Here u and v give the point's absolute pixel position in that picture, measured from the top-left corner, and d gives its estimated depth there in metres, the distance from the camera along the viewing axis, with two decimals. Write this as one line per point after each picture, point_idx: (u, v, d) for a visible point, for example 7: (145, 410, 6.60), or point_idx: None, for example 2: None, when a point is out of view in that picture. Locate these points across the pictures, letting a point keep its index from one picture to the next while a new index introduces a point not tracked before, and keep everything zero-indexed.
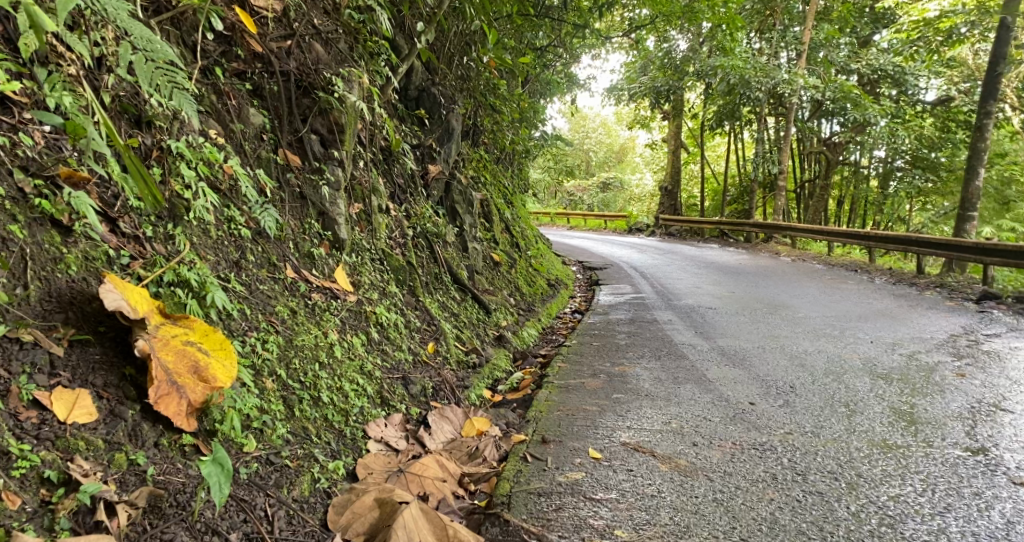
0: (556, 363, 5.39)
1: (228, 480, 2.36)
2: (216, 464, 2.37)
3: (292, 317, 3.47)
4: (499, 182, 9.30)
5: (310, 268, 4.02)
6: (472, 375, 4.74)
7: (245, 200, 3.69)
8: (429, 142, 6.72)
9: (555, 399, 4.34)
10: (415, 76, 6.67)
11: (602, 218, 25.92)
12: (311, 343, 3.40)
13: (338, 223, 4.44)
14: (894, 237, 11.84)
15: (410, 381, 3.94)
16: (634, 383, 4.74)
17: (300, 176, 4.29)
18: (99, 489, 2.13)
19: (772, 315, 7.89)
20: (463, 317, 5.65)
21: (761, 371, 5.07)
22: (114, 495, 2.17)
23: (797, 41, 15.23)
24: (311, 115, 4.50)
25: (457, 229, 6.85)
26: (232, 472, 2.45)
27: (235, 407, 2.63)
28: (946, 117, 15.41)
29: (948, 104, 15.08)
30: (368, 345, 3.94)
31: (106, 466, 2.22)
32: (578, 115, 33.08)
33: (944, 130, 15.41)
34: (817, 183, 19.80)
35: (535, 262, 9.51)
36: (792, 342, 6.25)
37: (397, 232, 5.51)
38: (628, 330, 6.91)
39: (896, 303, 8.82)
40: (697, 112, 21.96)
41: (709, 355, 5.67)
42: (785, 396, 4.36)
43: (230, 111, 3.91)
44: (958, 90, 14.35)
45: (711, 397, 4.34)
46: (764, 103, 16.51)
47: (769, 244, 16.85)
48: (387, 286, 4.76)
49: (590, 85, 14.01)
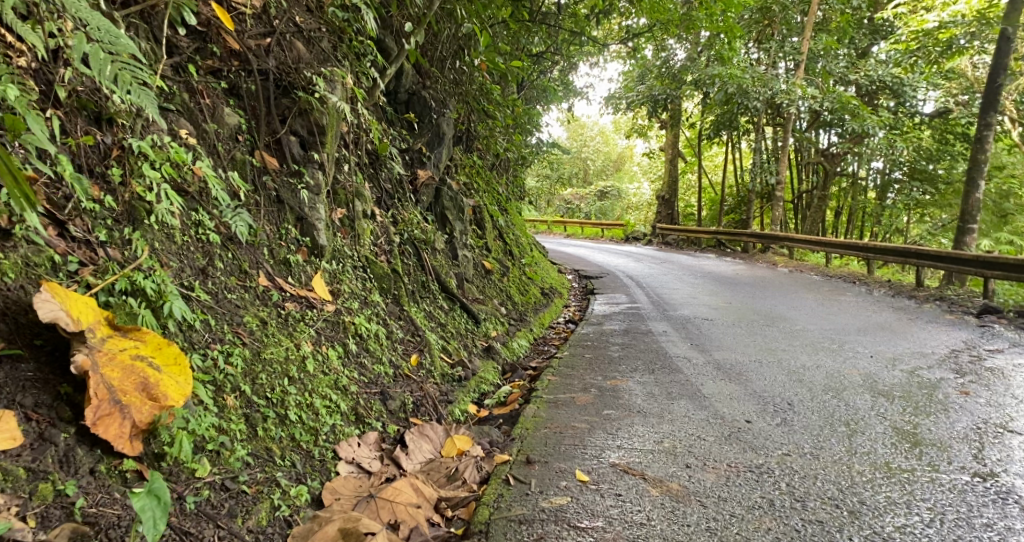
0: (545, 376, 5.19)
1: (165, 516, 2.17)
2: (150, 498, 2.16)
3: (261, 328, 3.30)
4: (492, 188, 9.13)
5: (285, 277, 3.85)
6: (457, 389, 4.55)
7: (216, 204, 3.52)
8: (419, 147, 6.56)
9: (543, 415, 4.15)
10: (406, 79, 6.52)
11: (599, 227, 25.78)
12: (281, 356, 3.23)
13: (318, 229, 4.27)
14: (893, 249, 11.68)
15: (389, 395, 3.75)
16: (626, 398, 4.54)
17: (277, 179, 4.11)
18: (8, 529, 1.93)
19: (769, 327, 7.71)
20: (451, 327, 5.46)
21: (757, 386, 4.88)
22: (28, 535, 1.97)
23: (796, 51, 15.11)
24: (290, 116, 4.32)
25: (447, 236, 6.66)
26: (172, 505, 2.27)
27: (186, 429, 2.46)
28: (944, 130, 15.34)
29: (946, 116, 14.98)
30: (345, 357, 3.75)
31: (27, 498, 2.03)
32: (576, 123, 32.99)
33: (943, 142, 15.31)
34: (814, 194, 19.70)
35: (528, 270, 9.32)
36: (790, 356, 6.06)
37: (383, 238, 5.33)
38: (622, 341, 6.71)
39: (894, 316, 8.66)
40: (695, 121, 21.86)
41: (705, 369, 5.48)
42: (783, 413, 4.18)
43: (204, 110, 3.73)
44: (956, 102, 14.25)
45: (705, 414, 4.15)
46: (762, 113, 16.39)
47: (767, 254, 16.69)
48: (369, 295, 4.57)
49: (587, 93, 13.90)
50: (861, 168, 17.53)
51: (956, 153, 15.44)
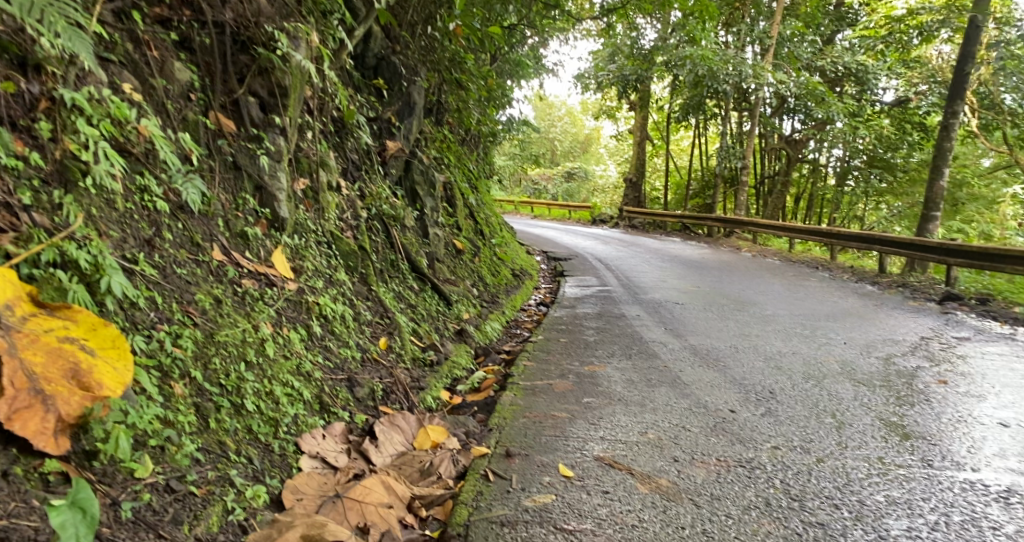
0: (521, 362, 4.96)
1: (89, 534, 1.86)
2: (73, 512, 1.86)
3: (214, 307, 2.97)
4: (463, 164, 8.81)
5: (241, 251, 3.52)
6: (429, 375, 4.29)
7: (165, 168, 3.16)
8: (388, 116, 6.21)
9: (521, 403, 3.92)
10: (374, 43, 6.20)
11: (565, 209, 25.59)
12: (238, 338, 2.92)
13: (278, 200, 3.95)
14: (857, 236, 11.72)
15: (356, 382, 3.47)
16: (605, 385, 4.33)
17: (234, 143, 3.77)
18: None
19: (741, 312, 7.60)
20: (421, 308, 5.18)
21: (737, 372, 4.72)
22: None
23: (765, 36, 15.00)
24: (249, 74, 3.97)
25: (417, 213, 6.35)
26: (99, 522, 1.92)
27: (124, 424, 2.14)
28: (902, 119, 15.41)
29: (905, 105, 15.05)
30: (308, 340, 3.45)
31: None
32: (543, 102, 32.63)
33: (900, 132, 15.47)
34: (777, 180, 19.82)
35: (498, 250, 9.06)
36: (766, 342, 5.93)
37: (350, 213, 5.01)
38: (596, 326, 6.52)
39: (861, 302, 8.67)
40: (663, 104, 21.72)
41: (682, 354, 5.31)
42: (767, 402, 4.01)
43: (151, 64, 3.36)
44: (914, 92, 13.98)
45: (688, 403, 3.97)
46: (731, 97, 16.34)
47: (731, 239, 16.74)
48: (334, 273, 4.25)
49: (557, 70, 13.60)
50: (823, 154, 17.64)
51: (911, 143, 15.46)
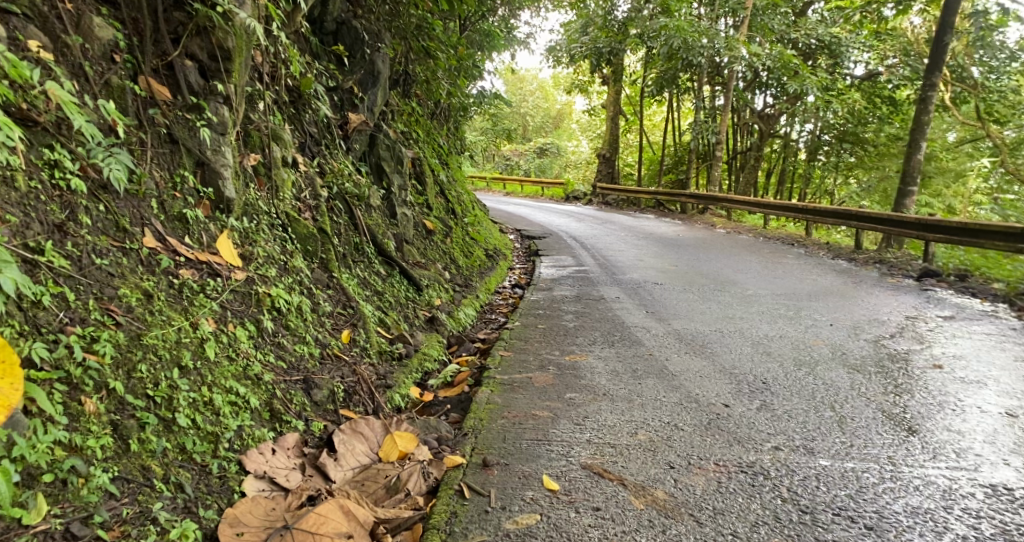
0: (497, 352, 4.61)
1: None
2: None
3: (142, 302, 2.55)
4: (432, 139, 8.37)
5: (179, 237, 3.12)
6: (397, 370, 3.93)
7: (81, 140, 2.73)
8: (349, 86, 5.75)
9: (498, 400, 3.59)
10: (333, 6, 5.73)
11: (538, 186, 25.21)
12: (172, 339, 2.52)
13: (224, 177, 3.53)
14: (831, 211, 11.46)
15: (313, 383, 3.09)
16: (588, 378, 4.00)
17: (169, 113, 3.33)
18: None
19: (722, 291, 7.32)
20: (389, 295, 4.80)
21: (725, 358, 4.43)
22: None
23: (739, 7, 14.62)
24: (185, 34, 3.52)
25: (384, 191, 5.92)
26: None
27: (3, 462, 1.78)
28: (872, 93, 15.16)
29: (875, 79, 14.88)
30: (258, 337, 3.07)
31: None
32: (515, 76, 31.91)
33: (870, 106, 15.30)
34: (748, 156, 19.60)
35: (471, 230, 8.68)
36: (749, 322, 5.65)
37: (309, 192, 4.60)
38: (575, 310, 6.19)
39: (840, 280, 8.44)
40: (636, 79, 21.32)
41: (666, 340, 4.99)
42: (761, 393, 3.71)
43: (62, 19, 2.94)
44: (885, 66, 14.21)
45: (677, 396, 3.66)
46: (705, 71, 16.01)
47: (705, 215, 16.50)
48: (291, 259, 3.84)
49: (529, 42, 13.11)
50: (795, 129, 17.48)
51: (880, 117, 15.47)
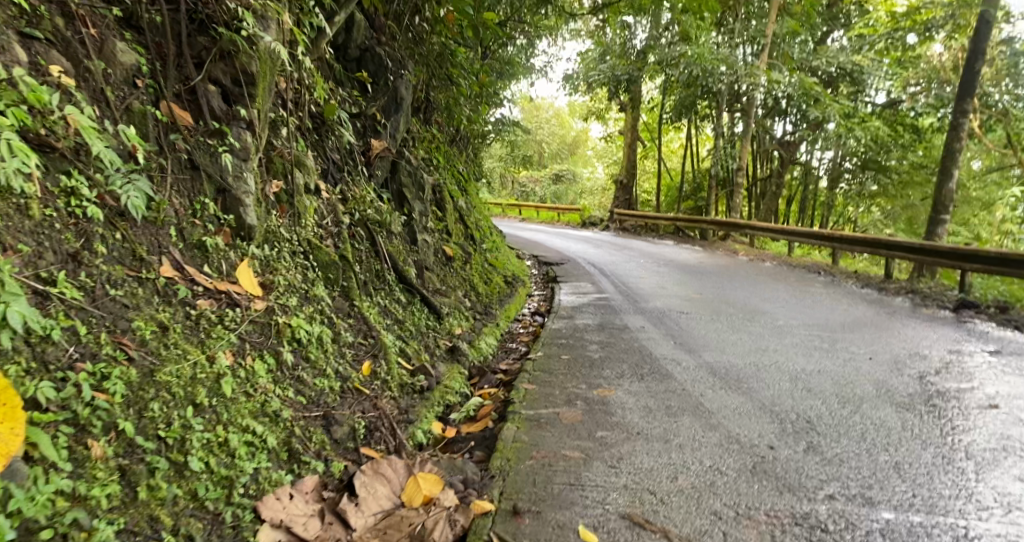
0: (522, 385, 4.44)
1: None
2: None
3: (157, 335, 2.43)
4: (452, 166, 8.29)
5: (198, 266, 3.01)
6: (418, 404, 3.76)
7: (100, 167, 2.64)
8: (372, 112, 5.69)
9: (526, 439, 3.42)
10: (358, 33, 5.70)
11: (555, 211, 25.11)
12: (188, 374, 2.39)
13: (245, 204, 3.43)
14: (858, 240, 11.16)
15: (333, 419, 2.93)
16: (620, 416, 3.81)
17: (191, 139, 3.26)
18: None
19: (750, 322, 7.08)
20: (410, 324, 4.65)
21: (763, 394, 4.23)
22: None
23: (759, 34, 14.46)
24: (208, 58, 3.45)
25: (405, 217, 5.82)
26: None
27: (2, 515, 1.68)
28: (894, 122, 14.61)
29: (897, 106, 14.66)
30: (277, 371, 2.92)
31: None
32: (531, 104, 31.98)
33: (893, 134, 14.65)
34: (768, 183, 19.36)
35: (490, 257, 8.54)
36: (785, 355, 5.42)
37: (330, 218, 4.50)
38: (600, 340, 6.00)
39: (872, 311, 8.15)
40: (653, 106, 21.24)
41: (698, 374, 4.78)
42: (807, 434, 3.51)
43: (86, 44, 2.89)
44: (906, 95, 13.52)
45: (717, 437, 3.47)
46: (724, 98, 15.88)
47: (726, 242, 16.22)
48: (311, 288, 3.71)
49: (548, 70, 13.10)
50: (815, 157, 17.23)
51: (904, 146, 14.82)
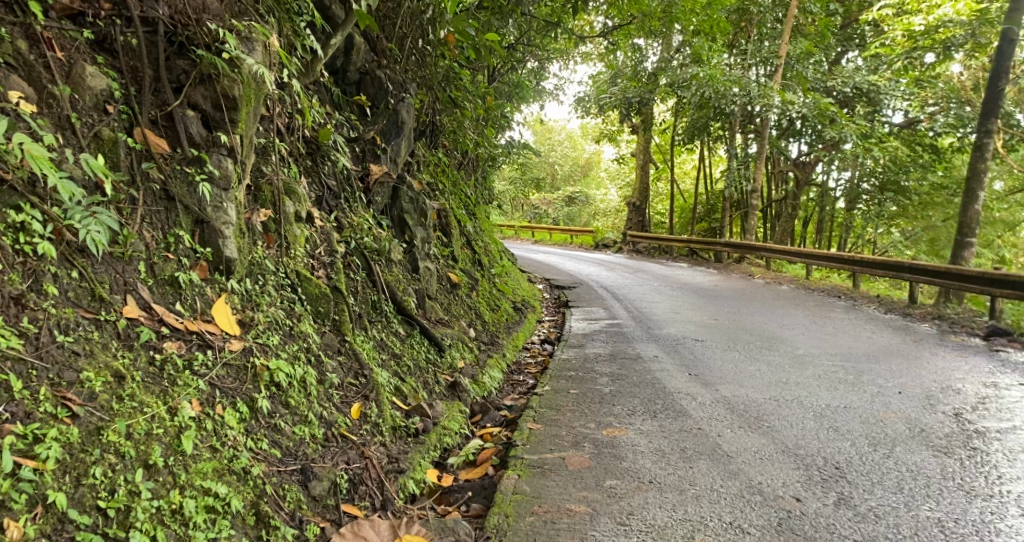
0: (526, 424, 4.14)
1: None
2: None
3: (110, 387, 2.22)
4: (459, 190, 8.08)
5: (169, 304, 2.80)
6: (412, 449, 3.50)
7: (57, 200, 2.44)
8: (372, 136, 5.49)
9: (527, 491, 3.14)
10: (357, 55, 5.53)
11: (568, 233, 24.84)
12: (142, 430, 2.20)
13: (224, 236, 3.20)
14: (880, 263, 10.77)
15: (311, 474, 2.72)
16: (630, 461, 3.50)
17: (166, 168, 3.04)
18: None
19: (770, 351, 6.74)
20: (408, 359, 4.40)
21: (786, 435, 3.89)
22: None
23: (773, 55, 14.23)
24: (188, 81, 3.23)
25: (405, 245, 5.59)
26: None
27: None
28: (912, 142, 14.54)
29: (915, 126, 14.34)
30: (251, 421, 2.69)
31: None
32: (543, 126, 31.87)
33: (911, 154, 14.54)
34: (784, 205, 19.02)
35: (499, 282, 8.29)
36: (808, 389, 5.08)
37: (324, 247, 4.27)
38: (611, 372, 5.68)
39: (897, 338, 7.79)
40: (666, 127, 21.03)
41: (714, 411, 4.46)
42: (837, 483, 3.19)
43: (51, 68, 2.70)
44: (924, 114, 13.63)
45: (737, 487, 3.15)
46: (738, 119, 15.61)
47: (742, 264, 15.86)
48: (298, 324, 3.48)
49: (558, 93, 12.94)
50: (831, 177, 16.89)
51: (922, 165, 14.55)
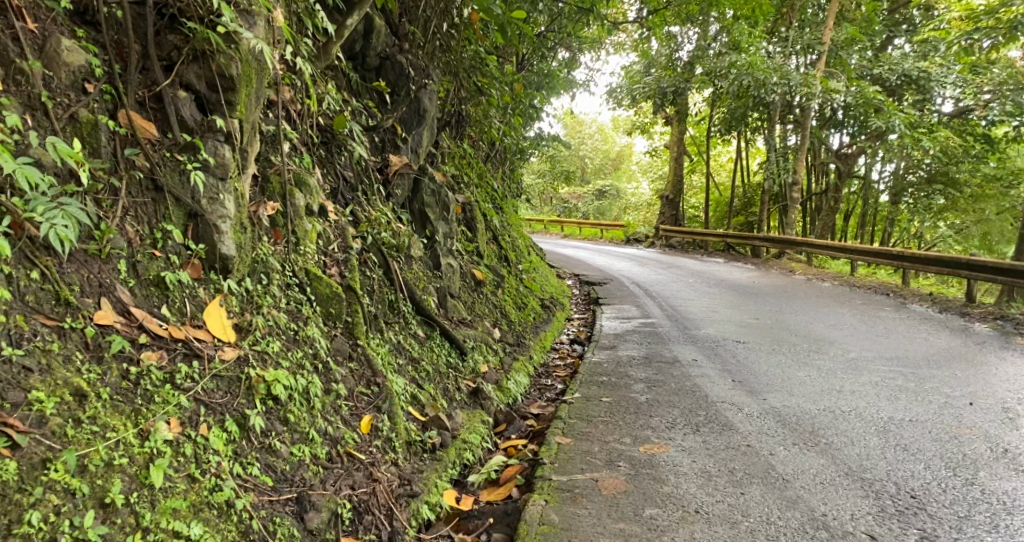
0: (556, 438, 3.74)
1: None
2: None
3: (67, 408, 1.99)
4: (486, 183, 7.71)
5: (155, 308, 2.49)
6: (428, 468, 3.16)
7: (18, 189, 2.16)
8: (391, 124, 5.15)
9: (556, 521, 2.77)
10: (378, 39, 5.21)
11: (599, 228, 24.28)
12: (100, 461, 1.96)
13: (221, 231, 2.87)
14: (933, 259, 10.09)
15: (308, 504, 2.45)
16: (671, 484, 3.09)
17: (153, 154, 2.72)
18: None
19: (819, 355, 6.24)
20: (428, 363, 4.06)
21: (848, 454, 3.44)
22: None
23: (816, 41, 13.50)
24: (180, 59, 2.90)
25: (427, 240, 5.25)
26: None
27: None
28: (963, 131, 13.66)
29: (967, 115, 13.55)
30: (240, 442, 2.40)
31: None
32: (574, 119, 31.27)
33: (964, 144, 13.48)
34: (824, 199, 18.25)
35: (526, 279, 7.91)
36: (866, 399, 4.59)
37: (337, 243, 3.94)
38: (646, 378, 5.25)
39: (959, 340, 7.20)
40: (701, 119, 20.34)
41: (764, 423, 4.01)
42: (915, 517, 2.76)
43: (20, 40, 2.39)
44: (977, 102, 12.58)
45: (798, 520, 2.74)
46: (778, 109, 14.91)
47: (781, 260, 15.20)
48: (307, 327, 3.14)
49: (590, 84, 12.48)
50: (876, 170, 16.10)
51: (975, 155, 13.53)
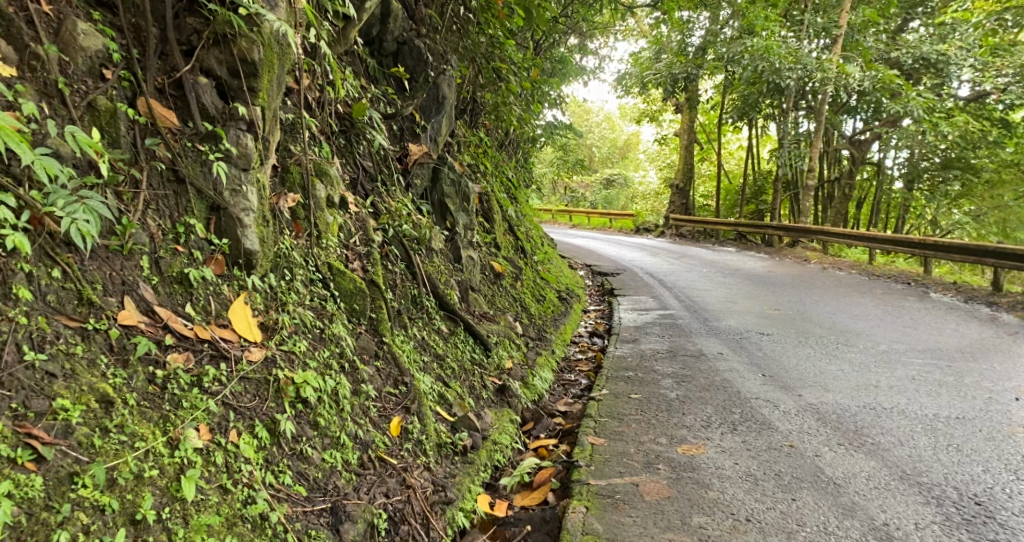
0: (589, 438, 3.60)
1: None
2: None
3: (93, 416, 1.86)
4: (501, 172, 7.54)
5: (179, 307, 2.36)
6: (460, 471, 3.04)
7: (37, 182, 2.03)
8: (410, 111, 4.99)
9: (599, 533, 2.65)
10: (395, 23, 5.03)
11: (607, 217, 24.03)
12: (130, 474, 1.84)
13: (244, 225, 2.73)
14: (955, 247, 9.86)
15: (343, 515, 2.32)
16: (717, 490, 2.96)
17: (175, 144, 2.57)
18: None
19: (848, 347, 6.08)
20: (454, 360, 3.92)
21: (899, 456, 3.31)
22: None
23: (831, 25, 13.16)
24: (200, 44, 2.74)
25: (447, 232, 5.10)
26: None
27: None
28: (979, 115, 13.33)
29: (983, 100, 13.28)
30: (271, 449, 2.27)
31: None
32: (580, 107, 30.93)
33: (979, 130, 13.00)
34: (837, 186, 17.98)
35: (542, 271, 7.75)
36: (906, 394, 4.45)
37: (360, 235, 3.80)
38: (673, 373, 5.11)
39: (988, 331, 7.02)
40: (711, 106, 20.01)
41: (803, 421, 3.87)
42: (983, 526, 2.71)
43: (34, 24, 2.25)
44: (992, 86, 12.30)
45: (859, 530, 2.67)
46: (791, 95, 14.59)
47: (795, 248, 14.98)
48: (332, 325, 3.01)
49: (601, 71, 12.24)
50: (890, 156, 15.80)
51: (993, 141, 13.13)
